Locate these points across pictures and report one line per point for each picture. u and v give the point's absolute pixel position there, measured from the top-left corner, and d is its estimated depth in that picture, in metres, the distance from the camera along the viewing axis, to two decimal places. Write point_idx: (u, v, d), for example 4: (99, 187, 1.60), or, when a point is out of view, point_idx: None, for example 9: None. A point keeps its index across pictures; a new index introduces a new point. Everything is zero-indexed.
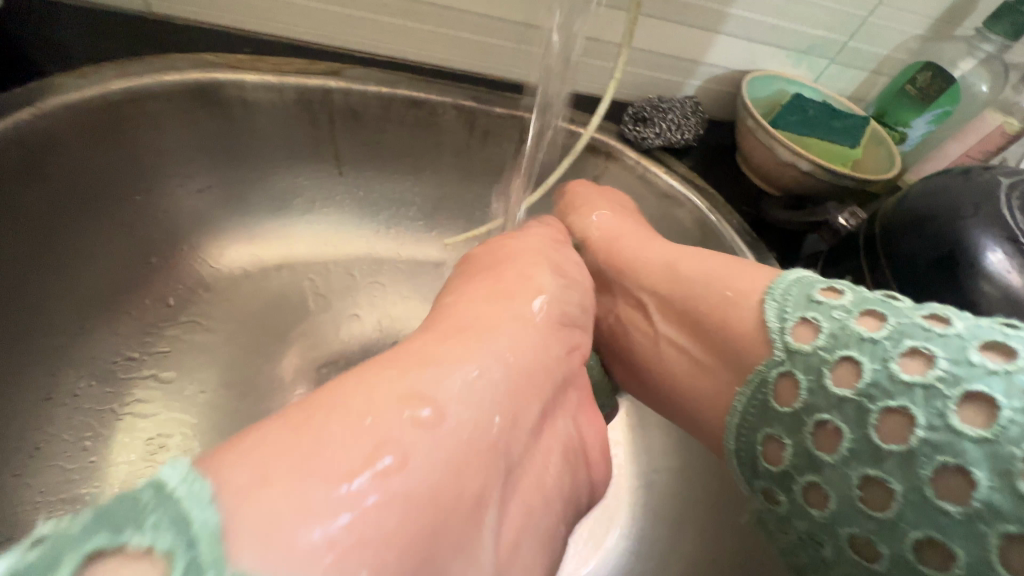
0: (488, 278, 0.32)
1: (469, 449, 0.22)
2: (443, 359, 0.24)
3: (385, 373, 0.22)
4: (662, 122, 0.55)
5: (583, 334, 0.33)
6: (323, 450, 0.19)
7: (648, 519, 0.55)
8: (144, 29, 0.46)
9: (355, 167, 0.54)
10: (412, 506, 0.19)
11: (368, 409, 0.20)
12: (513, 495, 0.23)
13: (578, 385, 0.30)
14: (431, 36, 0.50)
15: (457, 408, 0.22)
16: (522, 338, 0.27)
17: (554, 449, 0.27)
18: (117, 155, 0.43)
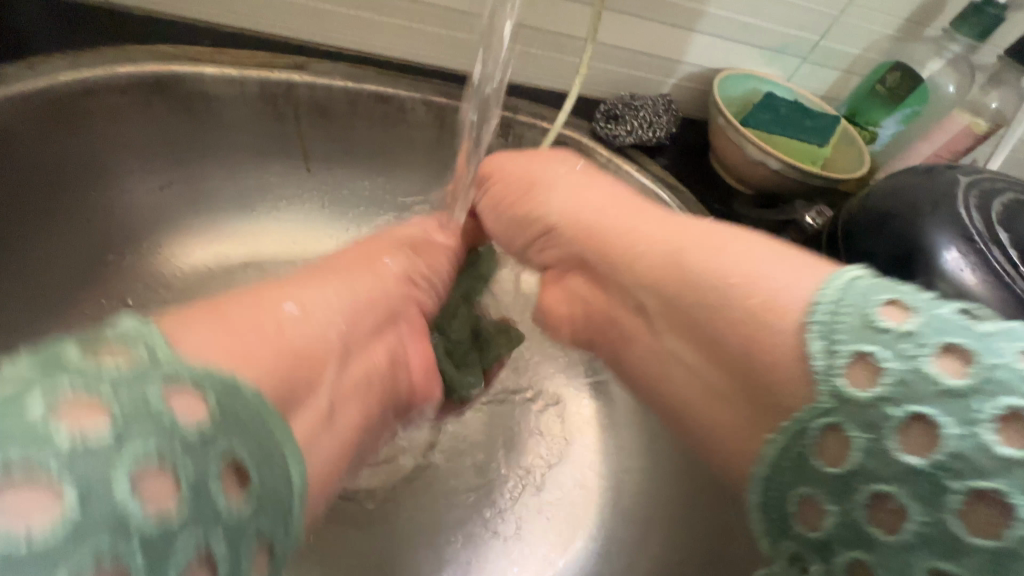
0: (359, 245, 0.41)
1: (326, 329, 0.30)
2: (305, 281, 0.33)
3: (265, 284, 0.31)
4: (633, 120, 0.55)
5: (431, 288, 0.42)
6: (230, 308, 0.26)
7: (616, 520, 0.49)
8: (104, 21, 0.47)
9: (324, 165, 0.55)
10: (283, 347, 0.27)
11: (261, 293, 0.29)
12: (349, 371, 0.32)
13: (409, 318, 0.39)
14: (398, 30, 0.51)
15: (316, 303, 0.31)
16: (367, 274, 0.37)
17: (383, 356, 0.36)
18: (72, 148, 0.45)
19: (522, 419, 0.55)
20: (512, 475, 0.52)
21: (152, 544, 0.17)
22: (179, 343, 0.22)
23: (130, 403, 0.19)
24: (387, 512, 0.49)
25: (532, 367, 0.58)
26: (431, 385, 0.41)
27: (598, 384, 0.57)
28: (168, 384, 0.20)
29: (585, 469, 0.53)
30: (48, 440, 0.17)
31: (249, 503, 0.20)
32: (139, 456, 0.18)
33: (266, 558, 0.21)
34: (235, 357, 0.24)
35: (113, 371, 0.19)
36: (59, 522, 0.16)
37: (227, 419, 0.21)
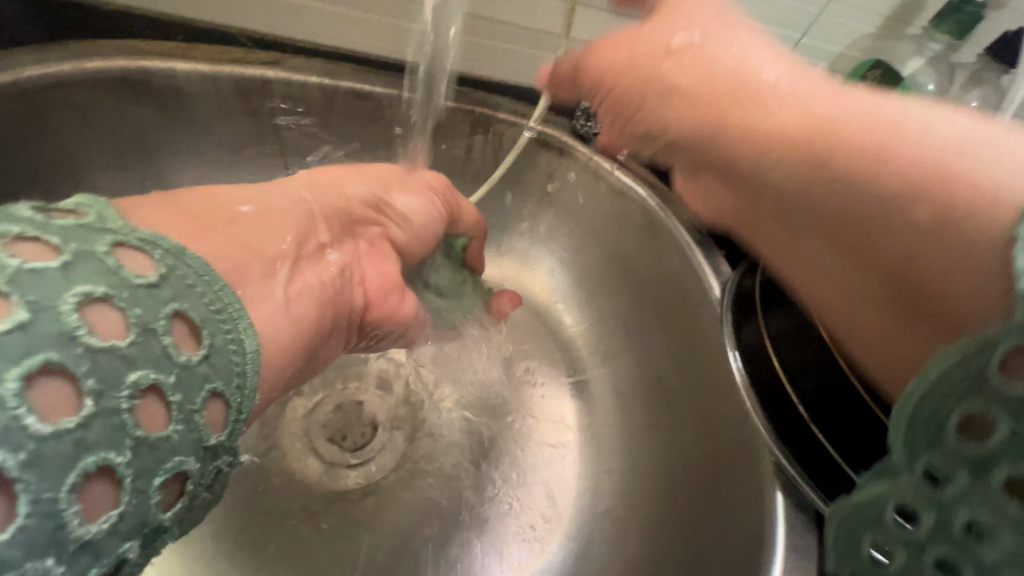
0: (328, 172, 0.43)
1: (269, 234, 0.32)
2: (258, 197, 0.35)
3: (220, 193, 0.33)
4: None
5: (394, 212, 0.43)
6: (179, 202, 0.30)
7: (595, 520, 0.49)
8: (78, 17, 0.47)
9: (303, 164, 0.55)
10: (216, 238, 0.29)
11: (212, 193, 0.33)
12: (297, 274, 0.33)
13: (364, 237, 0.41)
14: (375, 26, 0.51)
15: (264, 210, 0.33)
16: (321, 196, 0.39)
17: (336, 264, 0.37)
18: (39, 145, 0.44)
19: (501, 420, 0.55)
20: (489, 477, 0.52)
21: (100, 363, 0.20)
22: (129, 215, 0.26)
23: (79, 249, 0.22)
24: (365, 511, 0.50)
25: (512, 367, 0.57)
26: (398, 303, 0.41)
27: (578, 384, 0.56)
28: (115, 241, 0.24)
29: (563, 470, 0.52)
30: (1, 261, 0.20)
31: (193, 349, 0.24)
32: (90, 293, 0.21)
33: (219, 407, 0.25)
34: (179, 234, 0.27)
35: (63, 224, 0.23)
36: (12, 323, 0.19)
37: (169, 276, 0.24)
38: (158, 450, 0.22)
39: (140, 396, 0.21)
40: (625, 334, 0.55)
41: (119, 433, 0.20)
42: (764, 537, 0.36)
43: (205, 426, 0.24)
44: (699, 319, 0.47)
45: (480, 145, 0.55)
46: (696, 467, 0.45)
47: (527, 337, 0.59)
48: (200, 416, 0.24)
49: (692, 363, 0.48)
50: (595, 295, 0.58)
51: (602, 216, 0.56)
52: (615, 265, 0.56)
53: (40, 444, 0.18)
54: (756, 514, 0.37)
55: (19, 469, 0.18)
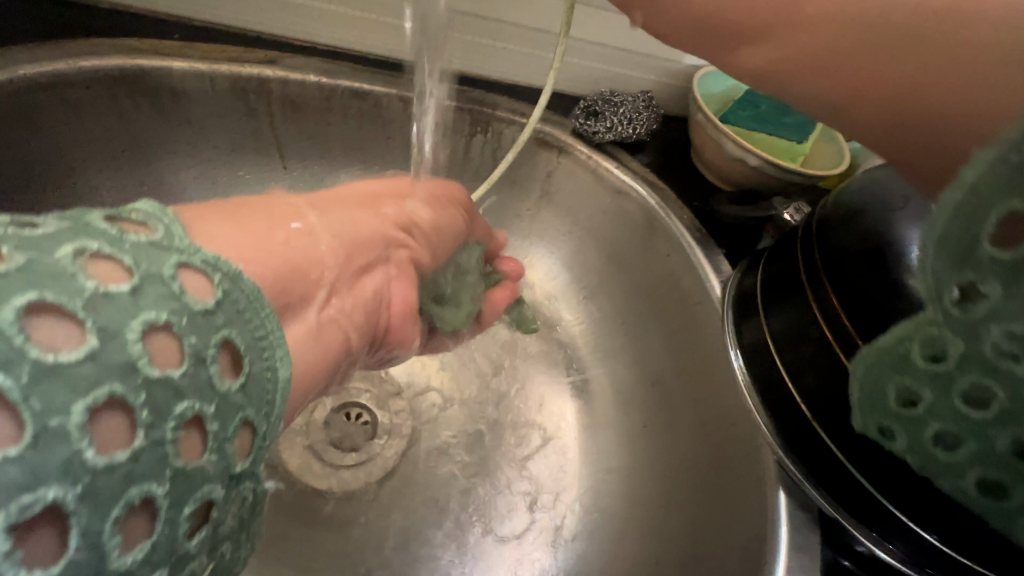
0: (377, 183, 0.42)
1: (311, 256, 0.31)
2: (311, 210, 0.34)
3: (273, 202, 0.32)
4: (613, 116, 0.54)
5: (426, 236, 0.41)
6: (243, 215, 0.29)
7: (595, 520, 0.49)
8: (71, 13, 0.47)
9: (300, 162, 0.54)
10: (268, 254, 0.28)
11: (270, 206, 0.32)
12: (332, 296, 0.33)
13: (400, 257, 0.39)
14: (373, 25, 0.50)
15: (315, 229, 0.33)
16: (370, 214, 0.38)
17: (369, 287, 0.36)
18: (34, 144, 0.44)
19: (501, 419, 0.55)
20: (490, 476, 0.52)
21: (156, 393, 0.20)
22: (193, 230, 0.25)
23: (146, 269, 0.21)
24: (365, 512, 0.49)
25: (512, 367, 0.57)
26: (410, 328, 0.41)
27: (578, 383, 0.56)
28: (180, 261, 0.23)
29: (564, 470, 0.52)
30: (74, 281, 0.19)
31: (235, 378, 0.23)
32: (153, 316, 0.20)
33: (247, 437, 0.23)
34: (237, 254, 0.26)
35: (134, 240, 0.22)
36: (84, 351, 0.18)
37: (225, 301, 0.23)
38: (194, 481, 0.21)
39: (185, 427, 0.20)
40: (625, 333, 0.55)
41: (162, 464, 0.19)
42: (767, 539, 0.36)
43: (234, 456, 0.23)
44: (700, 318, 0.47)
45: (478, 144, 0.55)
46: (697, 466, 0.45)
47: (525, 337, 0.59)
48: (233, 445, 0.22)
49: (693, 362, 0.48)
50: (595, 294, 0.58)
51: (599, 216, 0.56)
52: (615, 264, 0.56)
53: (94, 477, 0.17)
54: (759, 514, 0.37)
55: (76, 502, 0.17)
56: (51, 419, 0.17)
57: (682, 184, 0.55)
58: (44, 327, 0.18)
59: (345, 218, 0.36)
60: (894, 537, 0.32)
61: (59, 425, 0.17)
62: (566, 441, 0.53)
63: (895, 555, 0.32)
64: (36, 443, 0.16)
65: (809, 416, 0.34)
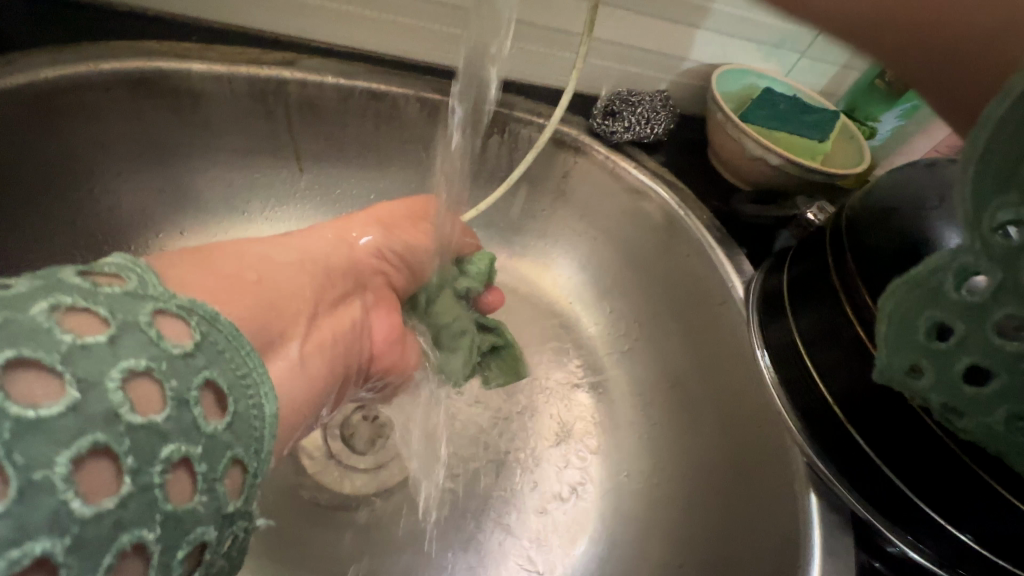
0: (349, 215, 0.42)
1: (289, 293, 0.32)
2: (282, 249, 0.35)
3: (246, 244, 0.33)
4: (631, 116, 0.53)
5: (402, 264, 0.43)
6: (210, 257, 0.30)
7: (619, 522, 0.48)
8: (87, 16, 0.46)
9: (315, 163, 0.54)
10: (247, 298, 0.29)
11: (238, 247, 0.32)
12: (315, 328, 0.33)
13: (373, 288, 0.41)
14: (391, 25, 0.50)
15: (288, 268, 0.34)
16: (341, 248, 0.39)
17: (348, 317, 0.37)
18: (55, 148, 0.44)
19: (519, 421, 0.54)
20: (510, 478, 0.51)
21: (140, 439, 0.20)
22: (167, 278, 0.26)
23: (124, 319, 0.22)
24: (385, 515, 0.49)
25: (528, 368, 0.57)
26: (397, 352, 0.42)
27: (596, 384, 0.56)
28: (156, 308, 0.23)
29: (584, 471, 0.52)
30: (51, 336, 0.20)
31: (222, 418, 0.23)
32: (132, 365, 0.21)
33: (238, 474, 0.24)
34: (211, 296, 0.27)
35: (109, 292, 0.22)
36: (65, 404, 0.19)
37: (204, 343, 0.24)
38: (185, 523, 0.21)
39: (172, 468, 0.21)
40: (643, 333, 0.55)
41: (151, 509, 0.20)
42: (799, 542, 0.36)
43: (226, 496, 0.23)
44: (721, 318, 0.47)
45: (495, 144, 0.55)
46: (722, 467, 0.44)
47: (542, 337, 0.58)
48: (222, 485, 0.23)
49: (714, 363, 0.47)
50: (611, 294, 0.58)
51: (616, 216, 0.56)
52: (633, 264, 0.56)
53: (83, 526, 0.18)
54: (789, 516, 0.37)
55: (65, 554, 0.18)
56: (35, 473, 0.18)
57: (699, 184, 0.54)
58: (23, 385, 0.18)
59: (310, 250, 0.36)
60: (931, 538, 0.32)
61: (43, 478, 0.18)
62: (587, 442, 0.53)
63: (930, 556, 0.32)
64: (22, 498, 0.17)
65: (841, 417, 0.34)
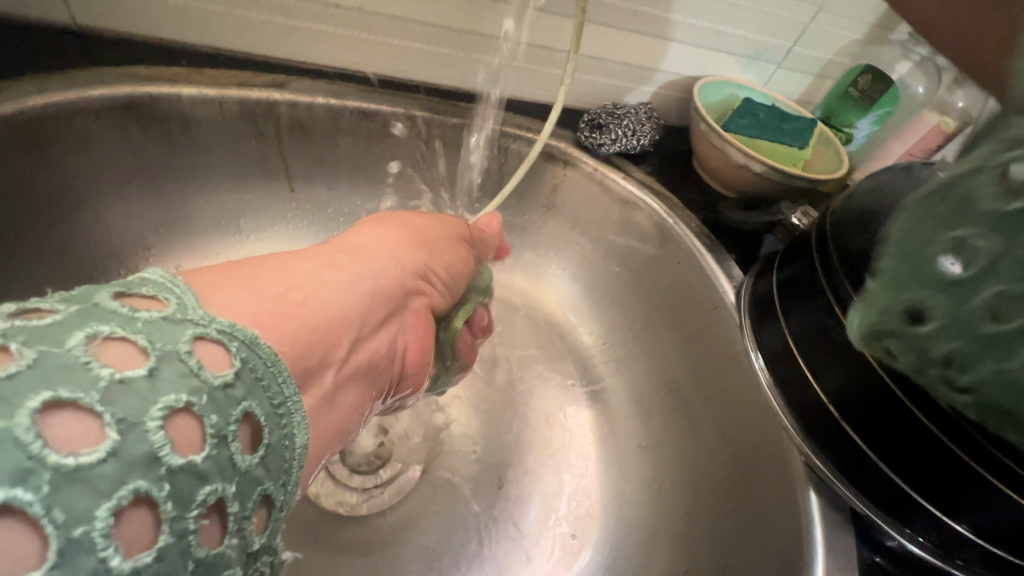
0: (398, 226, 0.39)
1: (332, 315, 0.30)
2: (328, 262, 0.32)
3: (288, 259, 0.30)
4: (617, 128, 0.54)
5: (439, 283, 0.40)
6: (254, 274, 0.28)
7: (620, 529, 0.48)
8: (74, 43, 0.46)
9: (306, 184, 0.55)
10: (289, 321, 0.27)
11: (282, 262, 0.30)
12: (354, 353, 0.31)
13: (414, 309, 0.38)
14: (380, 45, 0.51)
15: (333, 287, 0.31)
16: (387, 258, 0.36)
17: (386, 339, 0.35)
18: (42, 175, 0.43)
19: (519, 433, 0.54)
20: (512, 490, 0.51)
21: (178, 483, 0.20)
22: (210, 300, 0.25)
23: (164, 349, 0.21)
24: (389, 534, 0.49)
25: (525, 379, 0.57)
26: (426, 365, 0.40)
27: (593, 393, 0.56)
28: (196, 334, 0.23)
29: (585, 480, 0.52)
30: (89, 373, 0.19)
31: (255, 454, 0.23)
32: (173, 401, 0.20)
33: (265, 510, 0.24)
34: (252, 319, 0.25)
35: (147, 318, 0.22)
36: (103, 450, 0.18)
37: (244, 370, 0.23)
38: (216, 567, 0.21)
39: (207, 513, 0.21)
40: (638, 340, 0.55)
41: (184, 557, 0.20)
42: (802, 541, 0.36)
43: (253, 534, 0.23)
44: (714, 323, 0.48)
45: (485, 160, 0.56)
46: (722, 470, 0.45)
47: (538, 347, 0.59)
48: (250, 523, 0.23)
49: (709, 368, 0.48)
50: (604, 303, 0.59)
51: (606, 226, 0.57)
52: (625, 274, 0.57)
53: None
54: (789, 514, 0.38)
55: None
56: (76, 529, 0.17)
57: (686, 192, 0.56)
58: (63, 427, 0.18)
59: (362, 262, 0.34)
60: (932, 533, 0.32)
61: (84, 534, 0.17)
62: (587, 451, 0.53)
63: (931, 550, 0.33)
64: (62, 559, 0.16)
65: (833, 415, 0.35)
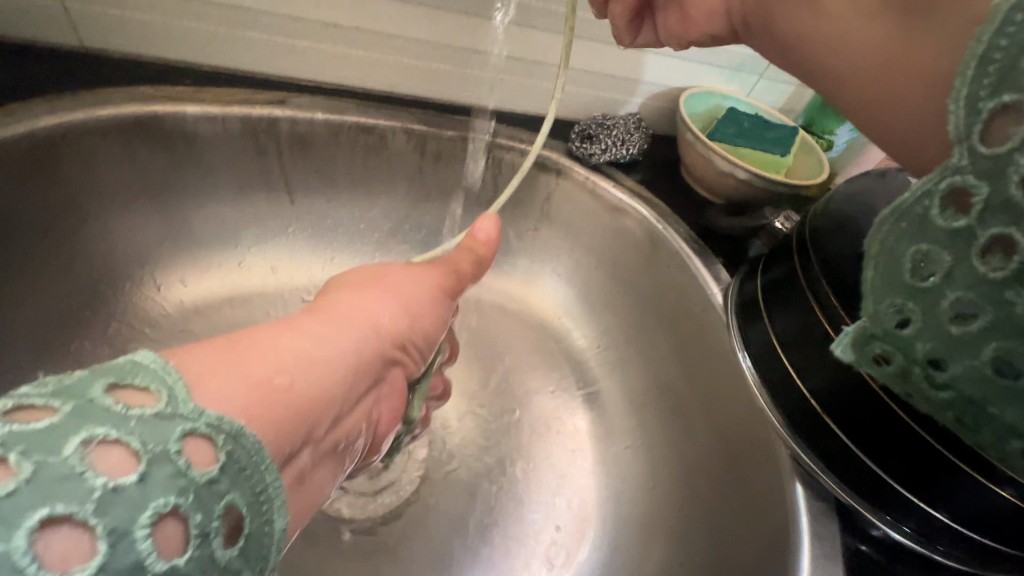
0: (389, 280, 0.36)
1: (322, 394, 0.26)
2: (316, 330, 0.28)
3: (269, 330, 0.26)
4: (607, 139, 0.57)
5: (428, 344, 0.37)
6: (239, 351, 0.24)
7: (617, 526, 0.50)
8: (82, 64, 0.48)
9: (307, 197, 0.57)
10: (279, 403, 0.23)
11: (269, 334, 0.26)
12: (333, 431, 0.27)
13: (400, 371, 0.34)
14: (377, 62, 0.53)
15: (325, 360, 0.27)
16: (380, 315, 0.33)
17: (368, 408, 0.31)
18: (51, 193, 0.45)
19: (517, 435, 0.56)
20: (512, 491, 0.53)
21: None
22: (196, 386, 0.21)
23: (155, 446, 0.19)
24: (391, 535, 0.50)
25: (523, 382, 0.59)
26: (396, 429, 0.36)
27: (589, 395, 0.58)
28: (184, 429, 0.20)
29: (583, 480, 0.53)
30: (84, 482, 0.17)
31: (237, 546, 0.20)
32: (157, 504, 0.18)
33: None
34: (242, 410, 0.21)
35: (140, 415, 0.19)
36: (93, 565, 0.16)
37: (233, 460, 0.20)
38: None
39: None
40: (631, 342, 0.57)
41: None
42: (789, 529, 0.38)
43: None
44: (704, 325, 0.50)
45: (480, 170, 0.57)
46: (713, 465, 0.47)
47: (535, 351, 0.61)
48: None
49: (700, 368, 0.50)
50: (597, 307, 0.60)
51: (599, 232, 0.59)
52: (617, 278, 0.59)
53: None
54: (778, 506, 0.39)
55: None
56: None
57: (674, 198, 0.58)
58: (58, 542, 0.16)
59: (348, 328, 0.30)
60: (908, 516, 0.34)
61: None
62: (584, 453, 0.55)
63: (908, 534, 0.35)
64: None
65: (814, 408, 0.37)
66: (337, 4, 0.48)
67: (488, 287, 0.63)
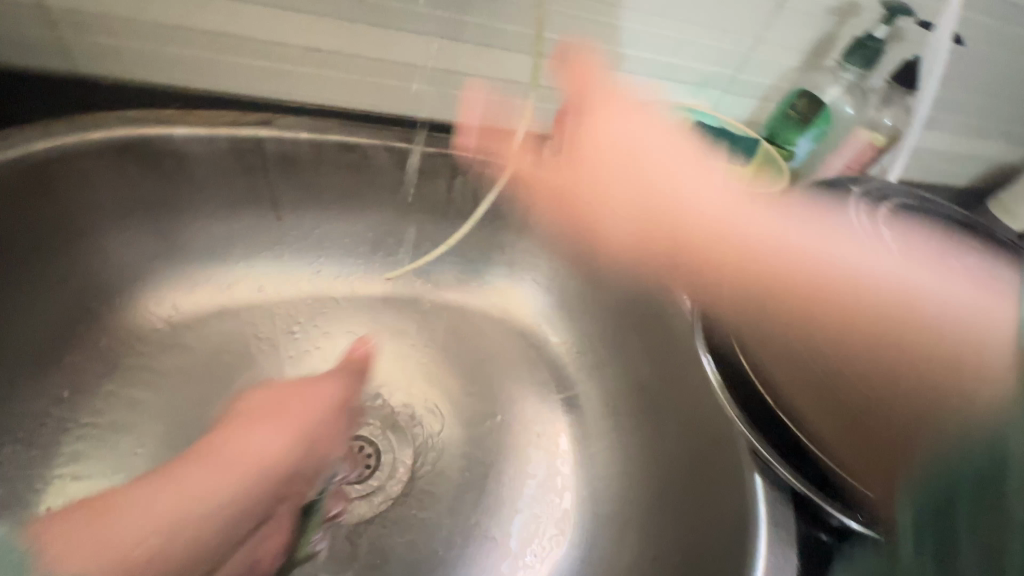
0: (272, 423, 0.44)
1: (196, 544, 0.36)
2: (214, 457, 0.40)
3: (157, 479, 0.37)
4: (579, 152, 0.61)
5: (297, 484, 0.44)
6: (109, 510, 0.35)
7: (595, 524, 0.52)
8: (76, 92, 0.50)
9: (293, 213, 0.59)
10: (113, 565, 0.32)
11: (130, 495, 0.36)
12: (235, 557, 0.39)
13: (277, 512, 0.42)
14: (358, 84, 0.55)
15: (217, 500, 0.38)
16: (255, 458, 0.41)
17: (252, 551, 0.41)
18: (45, 215, 0.46)
19: (499, 440, 0.58)
20: (494, 493, 0.55)
21: None
22: (54, 553, 0.32)
23: None
24: (378, 537, 0.52)
25: (505, 388, 0.61)
26: (286, 556, 0.45)
27: (568, 398, 0.60)
28: None
29: (563, 480, 0.55)
30: None
31: None
32: None
33: None
34: (91, 564, 0.32)
35: None
36: None
37: None
38: None
39: None
40: (607, 347, 0.60)
41: None
42: (749, 519, 0.39)
43: None
44: (673, 328, 0.52)
45: (460, 185, 0.60)
46: (682, 462, 0.49)
47: (517, 358, 0.63)
48: None
49: (670, 369, 0.52)
50: (574, 314, 0.63)
51: (574, 242, 0.62)
52: (594, 285, 0.61)
53: None
54: (737, 496, 0.42)
55: None
56: None
57: (646, 208, 0.61)
58: None
59: (220, 469, 0.39)
60: (856, 500, 0.37)
61: None
62: (563, 453, 0.57)
63: (863, 521, 0.36)
64: None
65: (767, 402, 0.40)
66: (321, 29, 0.50)
67: (471, 295, 0.65)
